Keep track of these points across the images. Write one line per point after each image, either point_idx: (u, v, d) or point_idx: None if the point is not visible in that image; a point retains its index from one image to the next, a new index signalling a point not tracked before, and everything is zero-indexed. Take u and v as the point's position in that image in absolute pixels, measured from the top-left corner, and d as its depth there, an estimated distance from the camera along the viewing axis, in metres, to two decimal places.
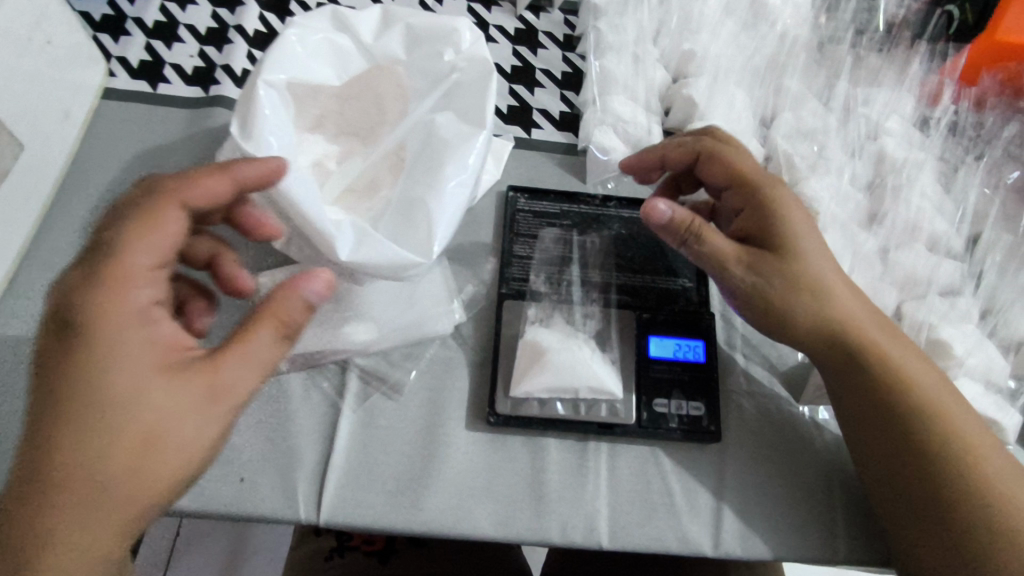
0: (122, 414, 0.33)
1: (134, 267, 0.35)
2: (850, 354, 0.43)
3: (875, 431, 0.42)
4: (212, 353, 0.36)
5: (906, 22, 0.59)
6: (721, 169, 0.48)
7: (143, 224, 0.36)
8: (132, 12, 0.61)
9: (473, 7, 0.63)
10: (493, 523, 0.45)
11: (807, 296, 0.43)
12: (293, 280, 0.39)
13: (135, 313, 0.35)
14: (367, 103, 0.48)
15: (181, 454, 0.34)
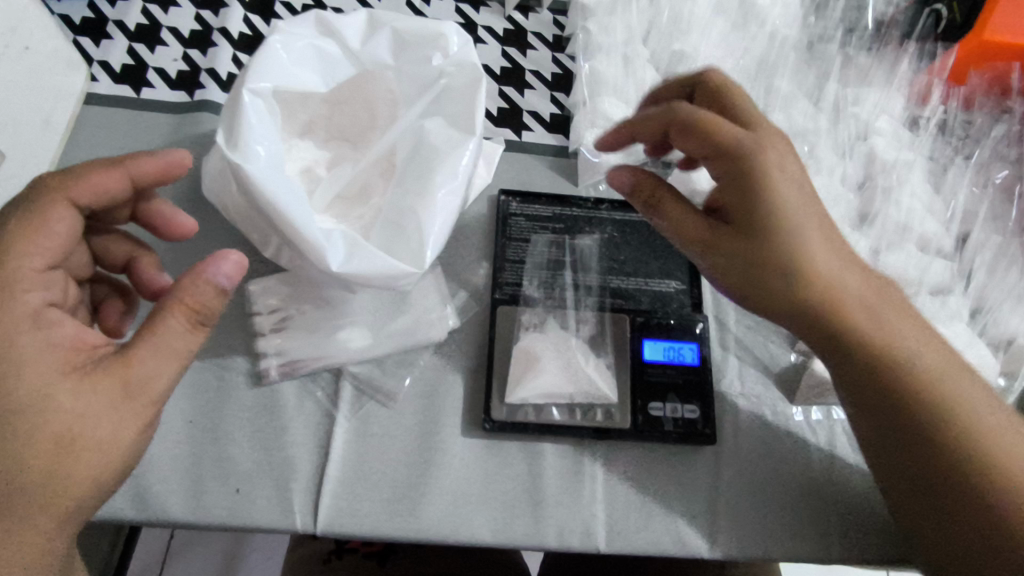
0: (34, 416, 0.34)
1: (20, 271, 0.36)
2: (833, 332, 0.41)
3: (872, 412, 0.41)
4: (123, 350, 0.37)
5: (894, 21, 0.60)
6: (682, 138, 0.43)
7: (30, 228, 0.37)
8: (113, 14, 0.60)
9: (462, 7, 0.62)
10: (491, 529, 0.45)
11: (793, 277, 0.40)
12: (199, 266, 0.39)
13: (30, 316, 0.36)
14: (357, 108, 0.49)
15: (101, 450, 0.36)
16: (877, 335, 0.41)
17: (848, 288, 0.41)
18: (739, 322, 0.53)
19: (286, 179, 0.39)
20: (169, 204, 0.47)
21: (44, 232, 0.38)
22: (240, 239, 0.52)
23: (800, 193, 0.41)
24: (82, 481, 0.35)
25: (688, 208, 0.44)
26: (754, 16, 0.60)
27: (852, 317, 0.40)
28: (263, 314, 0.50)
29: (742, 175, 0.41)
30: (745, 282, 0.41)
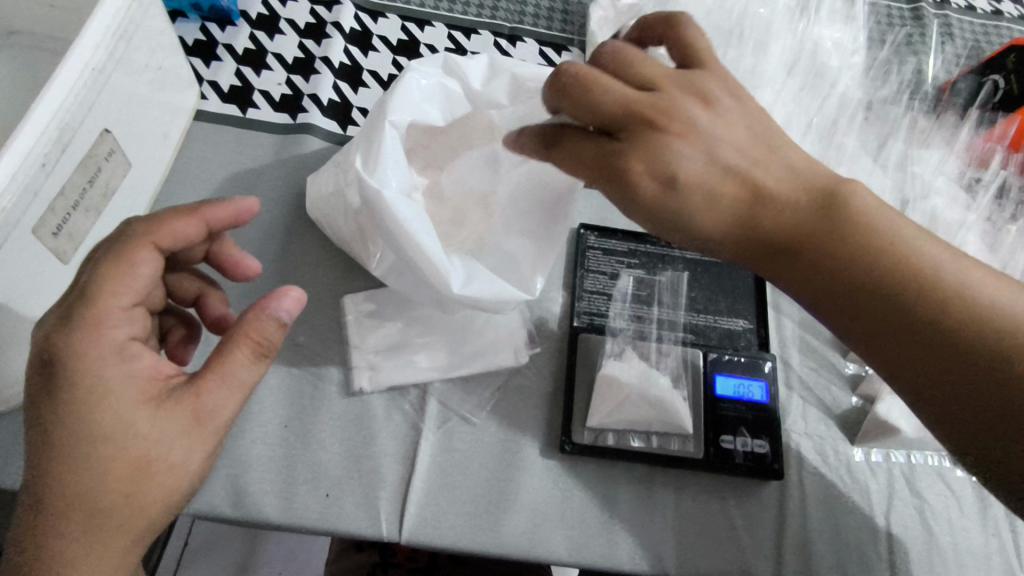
0: (110, 446, 0.35)
1: (109, 308, 0.36)
2: (888, 294, 0.37)
3: (893, 353, 0.37)
4: (194, 379, 0.37)
5: (956, 89, 0.64)
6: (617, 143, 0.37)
7: (117, 270, 0.37)
8: (224, 39, 0.64)
9: (545, 51, 0.67)
10: (568, 547, 0.47)
11: (794, 231, 0.37)
12: (262, 300, 0.40)
13: (112, 349, 0.36)
14: (455, 141, 0.51)
15: (172, 475, 0.36)
16: (897, 266, 0.37)
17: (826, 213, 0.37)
18: (802, 363, 0.56)
19: (413, 205, 0.42)
20: (236, 245, 0.47)
21: (131, 270, 0.37)
22: (336, 255, 0.55)
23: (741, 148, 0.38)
24: (154, 504, 0.36)
25: (705, 190, 0.37)
26: (824, 76, 0.63)
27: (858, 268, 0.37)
28: (354, 327, 0.52)
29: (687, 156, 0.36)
30: (730, 242, 0.39)
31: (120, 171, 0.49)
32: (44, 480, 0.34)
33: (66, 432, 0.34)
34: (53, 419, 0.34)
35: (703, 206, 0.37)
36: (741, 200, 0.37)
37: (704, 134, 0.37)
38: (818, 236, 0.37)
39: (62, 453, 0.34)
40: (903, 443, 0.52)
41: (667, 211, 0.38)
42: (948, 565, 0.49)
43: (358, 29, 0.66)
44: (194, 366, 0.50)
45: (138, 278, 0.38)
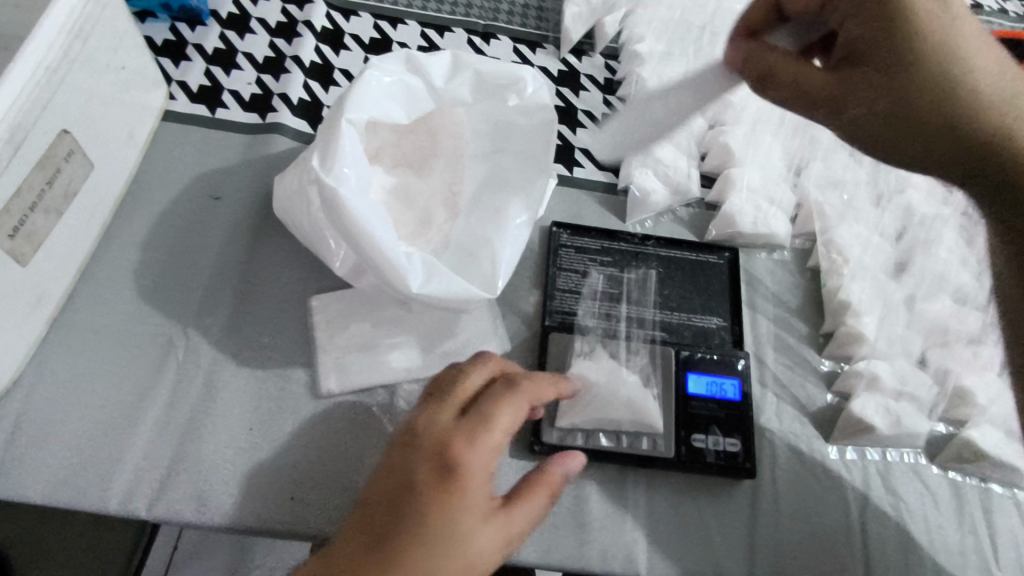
0: (451, 540, 0.39)
1: (489, 415, 0.43)
2: (1009, 183, 0.41)
3: (1013, 243, 0.41)
4: (506, 503, 0.43)
5: None
6: (863, 27, 0.43)
7: (492, 398, 0.44)
8: (194, 38, 0.63)
9: (519, 48, 0.67)
10: (536, 550, 0.46)
11: (935, 125, 0.42)
12: (553, 474, 0.46)
13: (487, 451, 0.42)
14: (422, 139, 0.52)
15: (471, 567, 0.39)
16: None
17: (983, 109, 0.41)
18: (777, 361, 0.55)
19: (372, 205, 0.42)
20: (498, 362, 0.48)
21: (509, 400, 0.44)
22: (305, 257, 0.55)
23: (954, 42, 0.42)
24: None
25: (895, 66, 0.42)
26: None
27: (1012, 148, 0.41)
28: (322, 328, 0.52)
29: (892, 24, 0.42)
30: (880, 118, 0.43)
31: (82, 171, 0.49)
32: (393, 554, 0.38)
33: (394, 527, 0.39)
34: (416, 503, 0.39)
35: (903, 87, 0.42)
36: (945, 101, 0.42)
37: (919, 45, 0.42)
38: (950, 126, 0.42)
39: (358, 541, 0.39)
40: (878, 440, 0.52)
41: (855, 98, 0.43)
42: (923, 563, 0.49)
43: (330, 28, 0.66)
44: (160, 369, 0.49)
45: (512, 408, 0.44)
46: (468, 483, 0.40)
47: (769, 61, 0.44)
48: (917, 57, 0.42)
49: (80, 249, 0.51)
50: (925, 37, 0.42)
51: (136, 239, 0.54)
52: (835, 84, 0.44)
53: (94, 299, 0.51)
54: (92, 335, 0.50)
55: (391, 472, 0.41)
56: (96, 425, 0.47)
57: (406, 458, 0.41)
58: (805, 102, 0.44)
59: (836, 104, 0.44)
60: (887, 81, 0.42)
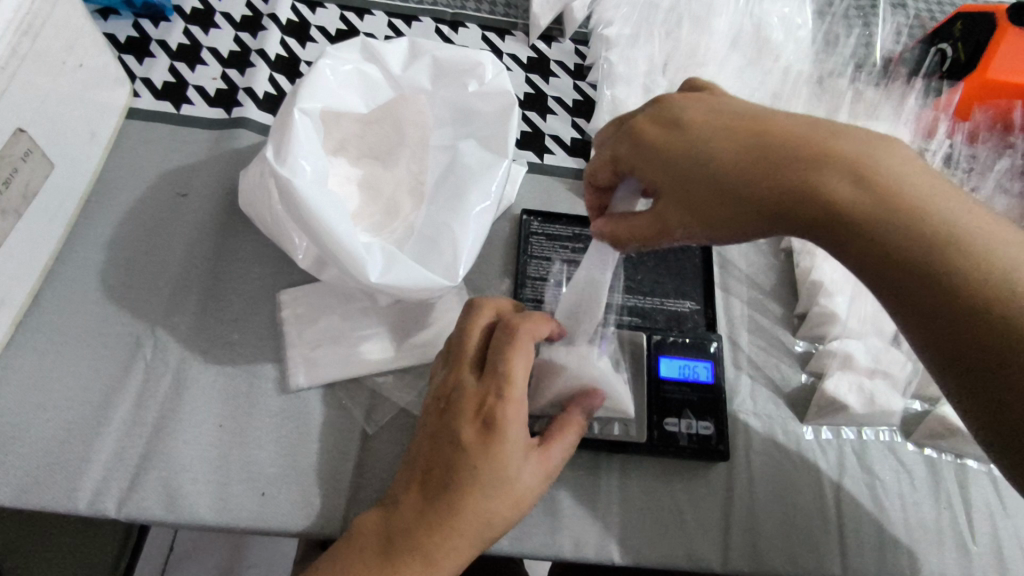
0: (503, 488, 0.39)
1: (510, 372, 0.41)
2: (867, 244, 0.33)
3: (901, 312, 0.33)
4: (545, 442, 0.43)
5: (904, 59, 0.65)
6: (645, 171, 0.40)
7: (508, 348, 0.42)
8: (157, 35, 0.63)
9: (488, 36, 0.66)
10: (509, 538, 0.46)
11: (763, 214, 0.35)
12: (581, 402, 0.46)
13: (519, 407, 0.41)
14: (388, 129, 0.52)
15: (525, 503, 0.41)
16: (879, 209, 0.33)
17: (801, 182, 0.34)
18: (751, 343, 0.55)
19: (328, 195, 0.42)
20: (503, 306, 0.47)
21: (521, 346, 0.42)
22: (273, 253, 0.54)
23: (726, 136, 0.37)
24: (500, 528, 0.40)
25: (684, 195, 0.38)
26: (767, 52, 0.64)
27: (847, 220, 0.33)
28: (291, 323, 0.51)
29: (664, 163, 0.38)
30: (708, 238, 0.38)
31: (41, 170, 0.48)
32: (452, 511, 0.38)
33: (446, 484, 0.39)
34: (460, 464, 0.39)
35: (709, 189, 0.37)
36: (745, 192, 0.35)
37: (688, 137, 0.38)
38: (773, 207, 0.35)
39: (418, 505, 0.40)
40: (853, 419, 0.51)
41: (669, 226, 0.39)
42: (900, 542, 0.49)
43: (296, 20, 0.65)
44: (127, 368, 0.49)
45: (525, 354, 0.42)
46: (510, 435, 0.40)
47: (606, 230, 0.42)
48: (695, 180, 0.37)
49: (43, 249, 0.50)
50: (687, 157, 0.38)
51: (102, 238, 0.53)
52: (665, 210, 0.39)
53: (59, 299, 0.51)
54: (58, 335, 0.49)
55: (436, 442, 0.41)
56: (63, 426, 0.46)
57: (446, 423, 0.41)
58: (644, 240, 0.40)
59: (667, 239, 0.40)
60: (687, 205, 0.38)
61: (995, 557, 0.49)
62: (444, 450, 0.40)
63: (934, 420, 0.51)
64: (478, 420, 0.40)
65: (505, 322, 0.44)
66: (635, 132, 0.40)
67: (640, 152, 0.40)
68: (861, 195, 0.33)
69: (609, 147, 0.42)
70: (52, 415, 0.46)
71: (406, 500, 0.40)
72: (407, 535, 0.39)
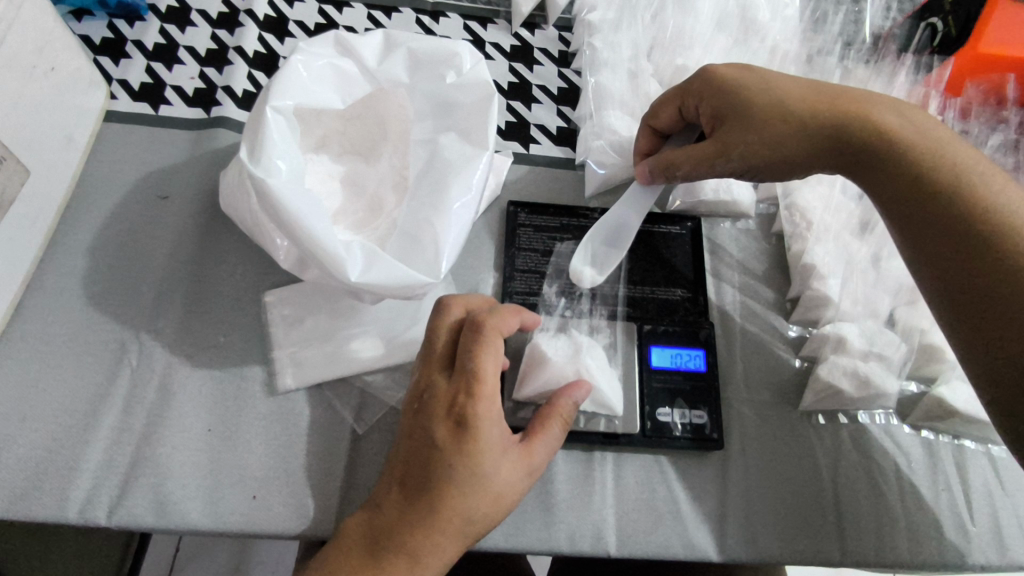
0: (482, 485, 0.39)
1: (481, 369, 0.41)
2: (897, 159, 0.41)
3: (913, 228, 0.40)
4: (525, 439, 0.43)
5: (892, 34, 0.62)
6: (712, 101, 0.46)
7: (478, 342, 0.41)
8: (133, 35, 0.62)
9: (469, 25, 0.65)
10: (504, 534, 0.45)
11: (818, 135, 0.43)
12: (563, 391, 0.45)
13: (491, 403, 0.40)
14: (368, 123, 0.51)
15: (508, 500, 0.41)
16: (915, 139, 0.41)
17: (855, 112, 0.42)
18: (744, 329, 0.54)
19: (304, 193, 0.41)
20: (470, 298, 0.46)
21: (488, 344, 0.41)
22: (257, 254, 0.54)
23: (791, 79, 0.45)
24: (486, 524, 0.40)
25: (750, 118, 0.44)
26: (754, 32, 0.63)
27: (887, 146, 0.41)
28: (277, 324, 0.51)
29: (736, 93, 0.45)
30: (761, 158, 0.45)
31: (17, 178, 0.47)
32: (432, 512, 0.39)
33: (424, 484, 0.39)
34: (438, 464, 0.39)
35: (773, 108, 0.44)
36: (804, 117, 0.43)
37: (757, 75, 0.46)
38: (829, 131, 0.43)
39: (398, 505, 0.40)
40: (848, 403, 0.51)
41: (729, 146, 0.45)
42: (897, 524, 0.48)
43: (273, 16, 0.64)
44: (111, 375, 0.48)
45: (492, 351, 0.41)
46: (483, 433, 0.40)
47: (667, 156, 0.48)
48: (763, 105, 0.44)
49: (23, 258, 0.49)
50: (759, 86, 0.45)
51: (83, 245, 0.52)
52: (727, 132, 0.45)
53: (40, 308, 0.50)
54: (41, 345, 0.49)
55: (413, 442, 0.41)
56: (50, 436, 0.46)
57: (420, 424, 0.41)
58: (700, 161, 0.47)
59: (722, 160, 0.46)
60: (750, 127, 0.44)
61: (994, 538, 0.48)
62: (421, 452, 0.40)
63: (929, 401, 0.50)
64: (450, 419, 0.40)
65: (473, 319, 0.43)
66: (709, 73, 0.47)
67: (711, 88, 0.47)
68: (904, 126, 0.41)
69: (676, 90, 0.49)
70: (38, 425, 0.46)
71: (388, 502, 0.40)
72: (390, 536, 0.39)
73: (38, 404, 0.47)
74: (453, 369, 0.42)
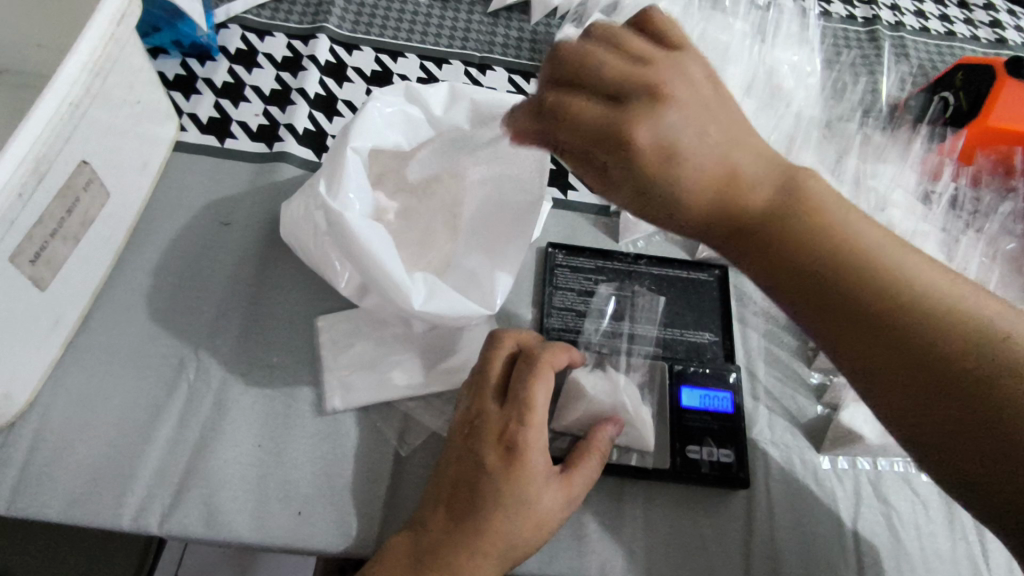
0: (527, 510, 0.42)
1: (534, 398, 0.44)
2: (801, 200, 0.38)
3: (796, 284, 0.38)
4: (566, 469, 0.45)
5: (908, 106, 0.69)
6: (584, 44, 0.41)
7: (532, 373, 0.44)
8: (203, 73, 0.66)
9: (514, 78, 0.70)
10: (538, 561, 0.47)
11: (671, 168, 0.37)
12: (602, 425, 0.48)
13: (541, 431, 0.43)
14: (423, 166, 0.56)
15: (549, 526, 0.43)
16: (825, 196, 0.39)
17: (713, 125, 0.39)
18: (768, 374, 0.57)
19: (376, 228, 0.45)
20: (521, 332, 0.49)
21: (540, 376, 0.44)
22: (311, 279, 0.57)
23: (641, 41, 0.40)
24: (526, 550, 0.42)
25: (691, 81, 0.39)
26: (779, 97, 0.67)
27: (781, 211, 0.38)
28: (327, 347, 0.54)
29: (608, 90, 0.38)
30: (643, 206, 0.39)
31: (99, 201, 0.51)
32: (479, 534, 0.41)
33: (473, 506, 0.41)
34: (487, 485, 0.42)
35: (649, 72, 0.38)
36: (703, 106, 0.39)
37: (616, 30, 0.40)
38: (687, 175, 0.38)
39: (446, 525, 0.42)
40: (869, 450, 0.53)
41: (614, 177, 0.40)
42: (917, 572, 0.50)
43: (333, 62, 0.69)
44: (168, 389, 0.51)
45: (543, 382, 0.44)
46: (532, 458, 0.42)
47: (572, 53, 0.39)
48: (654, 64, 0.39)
49: (95, 274, 0.52)
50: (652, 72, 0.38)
51: (148, 264, 0.56)
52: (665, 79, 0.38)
53: (106, 322, 0.53)
54: (105, 357, 0.51)
55: (462, 465, 0.43)
56: (109, 443, 0.48)
57: (470, 447, 0.44)
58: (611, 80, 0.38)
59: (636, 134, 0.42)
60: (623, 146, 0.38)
61: None
62: (470, 473, 0.43)
63: None
64: (500, 444, 0.43)
65: (526, 354, 0.46)
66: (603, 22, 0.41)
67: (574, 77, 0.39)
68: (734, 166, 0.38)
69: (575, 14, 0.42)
70: (97, 433, 0.48)
71: (435, 521, 0.42)
72: (436, 554, 0.41)
73: (98, 413, 0.49)
74: (504, 397, 0.45)
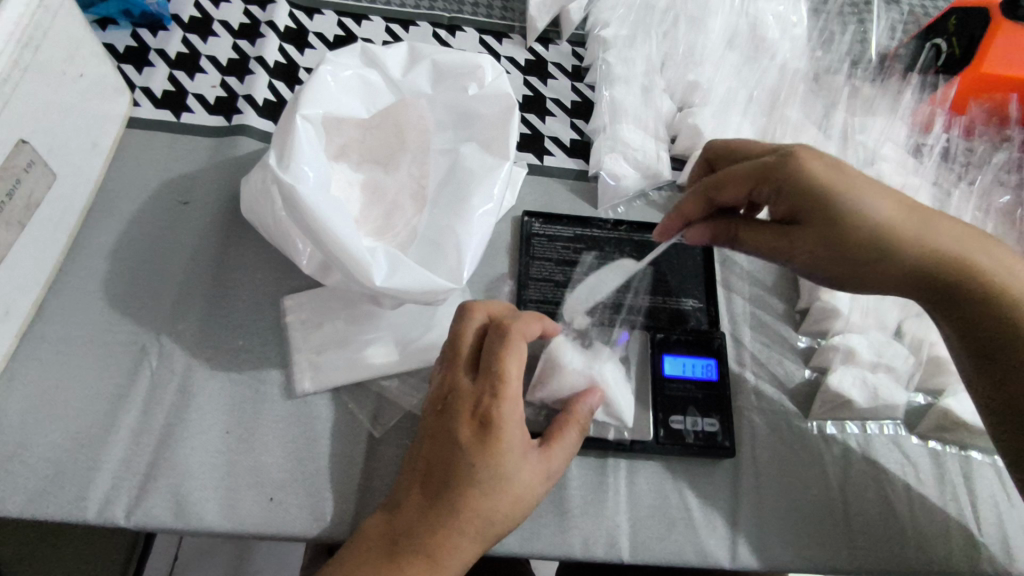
0: (505, 487, 0.40)
1: (508, 373, 0.41)
2: (947, 282, 0.42)
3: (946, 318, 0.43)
4: (543, 443, 0.43)
5: (898, 55, 0.66)
6: (790, 203, 0.43)
7: (508, 349, 0.42)
8: (155, 43, 0.63)
9: (485, 39, 0.66)
10: (517, 539, 0.46)
11: (901, 229, 0.42)
12: (579, 397, 0.46)
13: (516, 406, 0.41)
14: (388, 133, 0.52)
15: (528, 502, 0.41)
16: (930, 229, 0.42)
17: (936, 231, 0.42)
18: (754, 340, 0.55)
19: (332, 201, 0.43)
20: (490, 301, 0.47)
21: (512, 348, 0.42)
22: (277, 258, 0.55)
23: (862, 190, 0.42)
24: (505, 527, 0.41)
25: (845, 211, 0.42)
26: (763, 50, 0.66)
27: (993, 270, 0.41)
28: (296, 328, 0.52)
29: (853, 190, 0.42)
30: (835, 255, 0.43)
31: (45, 182, 0.48)
32: (454, 513, 0.39)
33: (447, 484, 0.40)
34: (461, 463, 0.40)
35: (832, 210, 0.42)
36: (887, 225, 0.42)
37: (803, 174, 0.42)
38: (915, 236, 0.42)
39: (420, 505, 0.40)
40: (858, 413, 0.52)
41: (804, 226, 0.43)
42: (908, 535, 0.49)
43: (293, 28, 0.65)
44: (130, 377, 0.49)
45: (515, 353, 0.42)
46: (507, 433, 0.40)
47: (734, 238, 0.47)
48: (840, 190, 0.42)
49: (47, 260, 0.50)
50: (842, 188, 0.42)
51: (104, 247, 0.53)
52: (832, 239, 0.43)
53: (62, 310, 0.50)
54: (62, 346, 0.49)
55: (435, 442, 0.42)
56: (70, 434, 0.46)
57: (443, 424, 0.42)
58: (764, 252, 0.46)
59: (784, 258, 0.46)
60: (833, 212, 0.42)
61: (1002, 548, 0.48)
62: (444, 451, 0.41)
63: (938, 413, 0.51)
64: (474, 420, 0.41)
65: (497, 325, 0.44)
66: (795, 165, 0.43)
67: (799, 183, 0.42)
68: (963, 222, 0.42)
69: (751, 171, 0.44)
70: (56, 425, 0.46)
71: (409, 501, 0.41)
72: (411, 535, 0.39)
73: (56, 404, 0.47)
74: (477, 371, 0.43)
